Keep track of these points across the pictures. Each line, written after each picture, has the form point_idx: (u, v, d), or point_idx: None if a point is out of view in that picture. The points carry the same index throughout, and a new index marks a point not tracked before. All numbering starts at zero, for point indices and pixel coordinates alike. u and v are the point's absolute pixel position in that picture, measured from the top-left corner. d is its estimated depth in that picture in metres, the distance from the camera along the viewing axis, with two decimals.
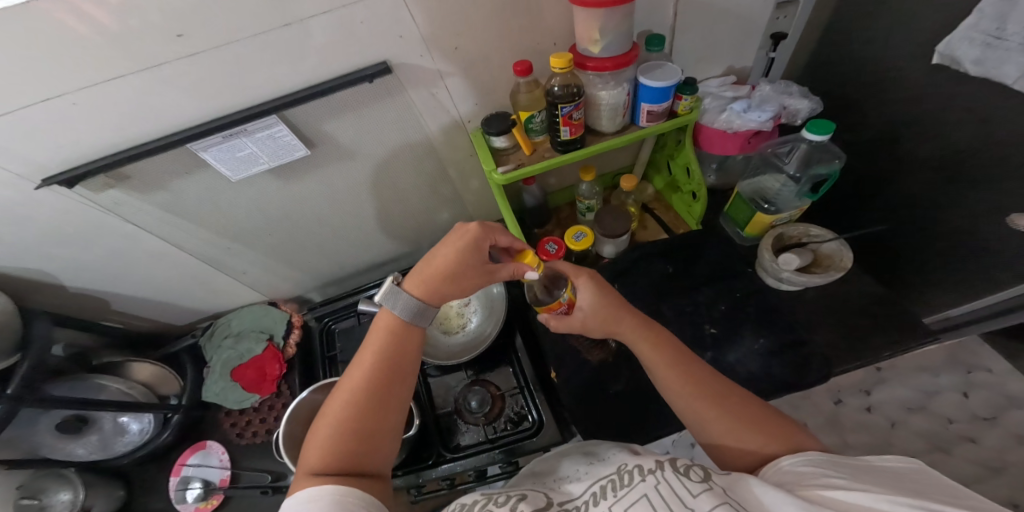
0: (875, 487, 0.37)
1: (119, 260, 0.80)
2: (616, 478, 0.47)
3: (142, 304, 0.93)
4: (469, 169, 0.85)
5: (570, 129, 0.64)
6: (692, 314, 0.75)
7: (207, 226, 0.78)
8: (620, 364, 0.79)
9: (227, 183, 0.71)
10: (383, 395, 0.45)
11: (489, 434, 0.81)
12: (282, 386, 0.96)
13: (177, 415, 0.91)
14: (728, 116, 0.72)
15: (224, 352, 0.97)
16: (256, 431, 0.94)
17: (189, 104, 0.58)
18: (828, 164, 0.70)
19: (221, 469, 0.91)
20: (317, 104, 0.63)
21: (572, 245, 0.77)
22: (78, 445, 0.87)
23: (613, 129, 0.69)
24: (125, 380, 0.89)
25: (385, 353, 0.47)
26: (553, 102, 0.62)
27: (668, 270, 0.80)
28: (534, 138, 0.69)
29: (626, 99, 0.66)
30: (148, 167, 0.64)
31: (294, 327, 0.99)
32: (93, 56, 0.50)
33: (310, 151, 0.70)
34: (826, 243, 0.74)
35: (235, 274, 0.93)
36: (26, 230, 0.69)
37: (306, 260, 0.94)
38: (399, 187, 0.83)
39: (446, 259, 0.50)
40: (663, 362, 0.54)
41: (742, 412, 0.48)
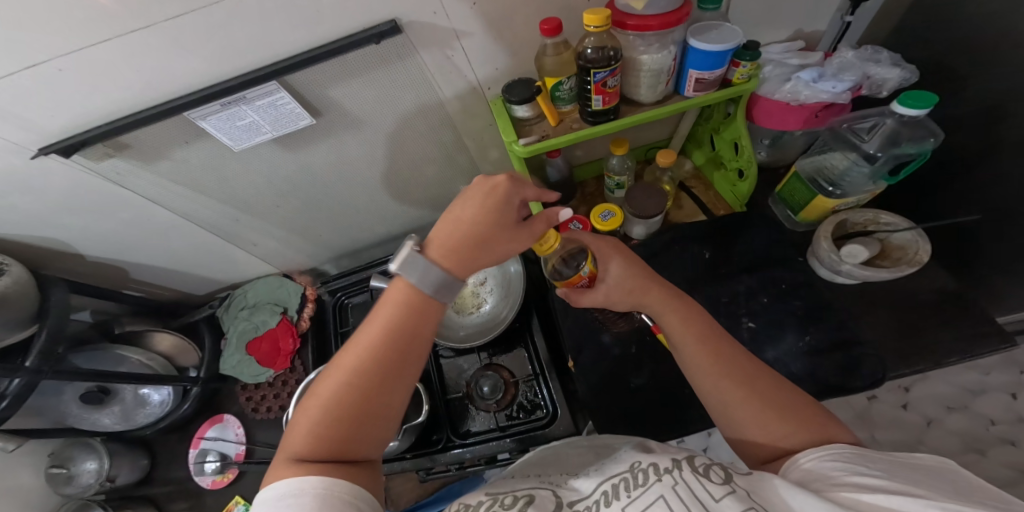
0: (923, 491, 0.30)
1: (129, 232, 0.79)
2: (628, 477, 0.40)
3: (157, 275, 0.92)
4: (489, 140, 0.78)
5: (604, 98, 0.56)
6: (728, 306, 0.69)
7: (213, 197, 0.75)
8: (645, 355, 0.73)
9: (231, 154, 0.66)
10: (381, 379, 0.39)
11: (501, 422, 0.78)
12: (295, 362, 0.95)
13: (195, 388, 0.92)
14: (794, 86, 0.63)
15: (240, 324, 0.96)
16: (270, 407, 0.96)
17: (185, 68, 0.53)
18: (920, 143, 0.58)
19: (237, 444, 0.93)
20: (322, 68, 0.57)
21: (599, 226, 0.70)
22: (103, 415, 0.90)
23: (652, 100, 0.62)
24: (145, 352, 0.90)
25: (396, 331, 0.40)
26: (585, 67, 0.54)
27: (704, 257, 0.73)
28: (561, 108, 0.62)
29: (672, 64, 0.58)
30: (148, 137, 0.60)
31: (307, 300, 0.97)
32: (80, 20, 0.45)
33: (315, 121, 0.64)
34: (897, 233, 0.64)
35: (247, 246, 0.91)
36: (32, 199, 0.67)
37: (319, 232, 0.91)
38: (413, 158, 0.77)
39: (468, 218, 0.42)
40: (692, 339, 0.47)
41: (774, 395, 0.41)
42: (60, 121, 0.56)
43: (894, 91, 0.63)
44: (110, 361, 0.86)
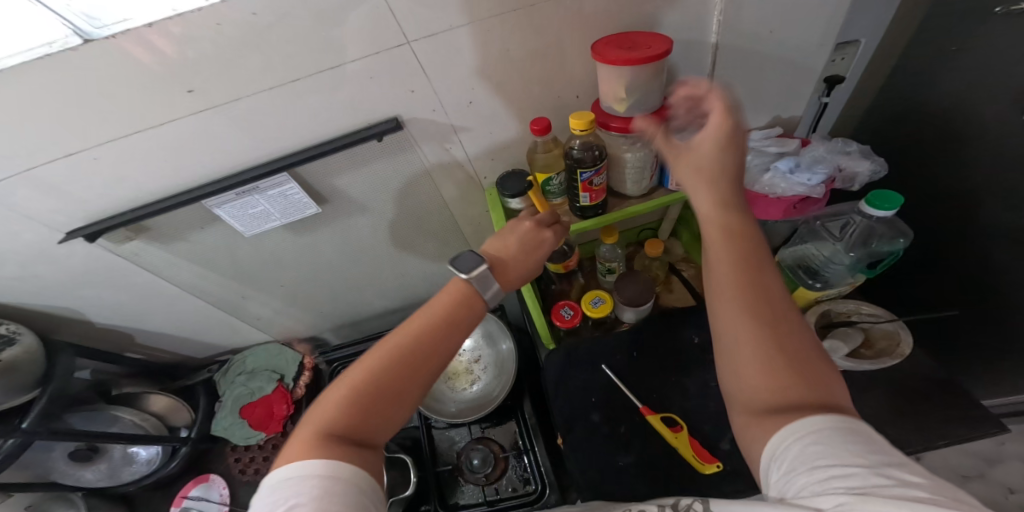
0: (914, 487, 0.24)
1: (134, 300, 0.81)
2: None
3: (161, 339, 0.94)
4: (485, 225, 0.81)
5: (590, 195, 0.59)
6: (716, 390, 0.71)
7: (221, 272, 0.77)
8: (636, 436, 0.72)
9: (241, 237, 0.70)
10: (423, 362, 0.39)
11: (488, 495, 0.78)
12: (288, 426, 0.95)
13: (185, 447, 0.91)
14: (772, 178, 0.63)
15: (238, 389, 0.97)
16: (258, 469, 0.95)
17: (203, 160, 0.57)
18: (891, 243, 0.63)
19: (220, 505, 0.90)
20: (328, 159, 0.61)
21: (589, 312, 0.74)
22: (87, 470, 0.90)
23: (638, 192, 0.64)
24: (139, 411, 0.90)
25: (439, 318, 0.41)
26: (572, 167, 0.58)
27: (694, 340, 0.76)
28: (551, 200, 0.65)
29: (653, 161, 0.60)
30: (164, 221, 0.64)
31: (305, 368, 0.98)
32: (138, 108, 0.50)
33: (321, 209, 0.69)
34: (879, 325, 0.68)
35: (250, 319, 0.94)
36: (52, 270, 0.70)
37: (320, 304, 0.93)
38: (413, 239, 0.81)
39: (519, 246, 0.49)
40: (722, 240, 0.40)
41: (798, 344, 0.35)
42: (86, 204, 0.60)
43: (866, 184, 0.65)
44: (103, 420, 0.86)
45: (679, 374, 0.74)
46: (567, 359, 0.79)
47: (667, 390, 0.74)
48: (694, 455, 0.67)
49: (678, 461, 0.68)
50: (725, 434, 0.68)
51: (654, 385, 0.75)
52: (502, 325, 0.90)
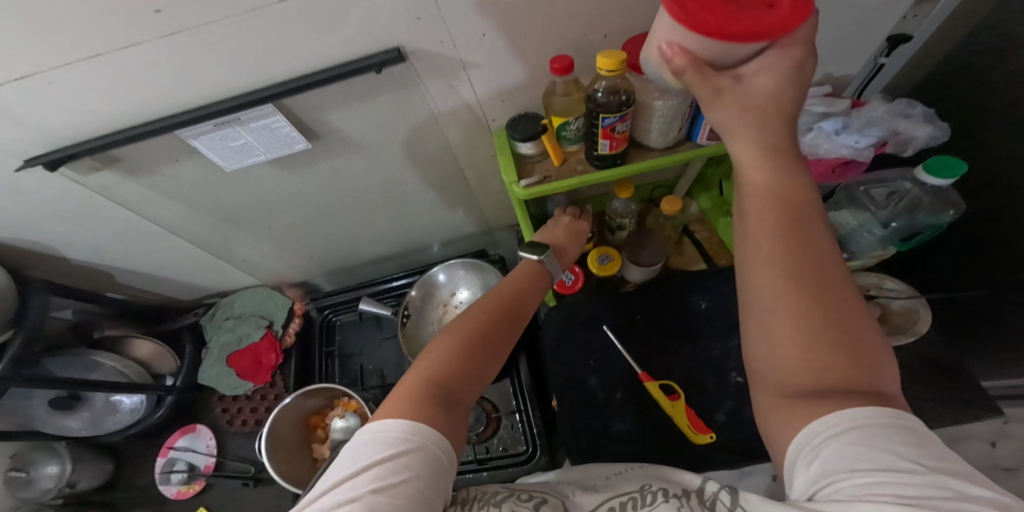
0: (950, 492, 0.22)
1: (114, 238, 0.75)
2: (637, 497, 0.39)
3: (143, 279, 0.89)
4: (490, 172, 0.76)
5: (611, 142, 0.54)
6: (719, 359, 0.70)
7: (203, 211, 0.72)
8: (629, 402, 0.71)
9: (221, 172, 0.64)
10: (502, 333, 0.42)
11: (478, 454, 0.78)
12: (277, 377, 0.91)
13: (171, 397, 0.88)
14: (814, 138, 0.55)
15: (224, 335, 0.94)
16: (246, 420, 0.91)
17: (179, 88, 0.51)
18: (937, 215, 0.55)
19: (207, 456, 0.90)
20: (320, 92, 0.55)
21: (595, 269, 0.71)
22: (72, 419, 0.88)
23: (662, 145, 0.58)
24: (122, 358, 0.85)
25: (520, 296, 0.47)
26: (595, 111, 0.52)
27: (700, 307, 0.73)
28: (567, 147, 0.60)
29: (686, 111, 0.53)
30: (139, 152, 0.58)
31: (294, 315, 0.95)
32: (99, 29, 0.43)
33: (311, 145, 0.63)
34: (899, 301, 0.63)
35: (235, 261, 0.89)
36: (20, 203, 0.64)
37: (311, 249, 0.89)
38: (412, 184, 0.76)
39: (565, 232, 0.61)
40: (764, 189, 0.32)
41: (851, 327, 0.29)
42: (48, 129, 0.53)
43: (922, 151, 0.53)
44: (84, 365, 0.82)
45: (681, 341, 0.72)
46: (566, 316, 0.78)
47: (668, 357, 0.72)
48: (691, 425, 0.66)
49: (671, 430, 0.67)
50: (721, 406, 0.67)
51: (656, 350, 0.73)
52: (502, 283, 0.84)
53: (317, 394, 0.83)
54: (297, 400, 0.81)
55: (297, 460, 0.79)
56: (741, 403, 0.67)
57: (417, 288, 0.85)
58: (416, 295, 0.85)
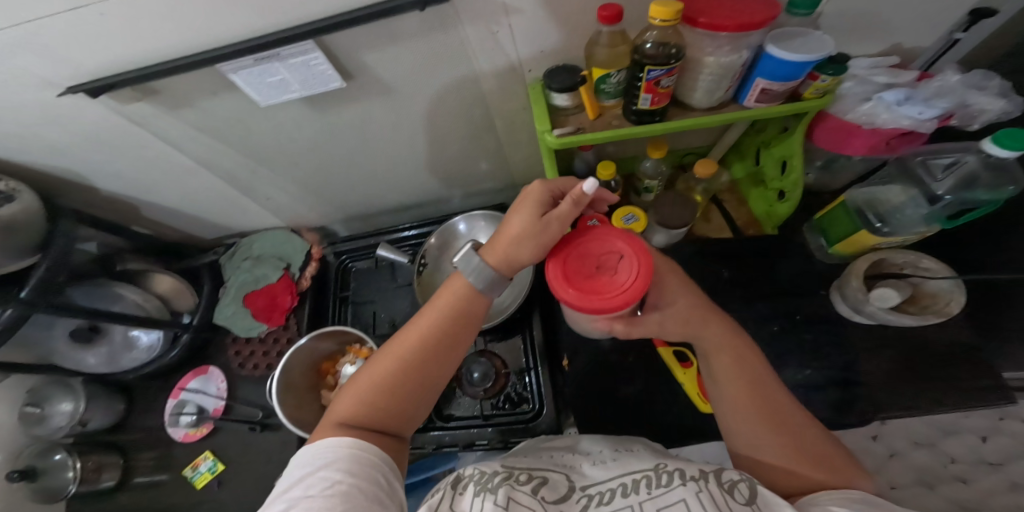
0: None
1: (141, 169, 0.75)
2: (652, 476, 0.44)
3: (168, 213, 0.89)
4: (521, 123, 0.73)
5: (653, 97, 0.51)
6: (740, 331, 0.67)
7: (239, 150, 0.72)
8: (641, 364, 0.73)
9: (256, 107, 0.63)
10: (418, 374, 0.43)
11: (484, 410, 0.79)
12: (291, 320, 0.92)
13: (186, 335, 0.89)
14: (873, 108, 0.52)
15: (241, 275, 0.94)
16: (257, 364, 0.94)
17: (218, 20, 0.48)
18: (995, 190, 0.50)
19: (217, 400, 0.92)
20: (360, 31, 0.53)
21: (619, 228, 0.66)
22: (89, 354, 0.88)
23: (704, 105, 0.54)
24: (143, 292, 0.86)
25: (445, 325, 0.44)
26: (640, 62, 0.49)
27: (722, 275, 0.70)
28: (603, 101, 0.59)
29: (740, 70, 0.49)
30: (178, 84, 0.57)
31: (312, 259, 0.94)
32: None
33: (346, 84, 0.61)
34: (934, 281, 0.59)
35: (260, 200, 0.88)
36: (61, 132, 0.64)
37: (334, 193, 0.88)
38: (441, 134, 0.75)
39: (539, 251, 0.43)
40: (735, 379, 0.44)
41: (814, 443, 0.41)
42: (82, 56, 0.52)
43: (988, 125, 0.53)
44: (105, 296, 0.82)
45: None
46: None
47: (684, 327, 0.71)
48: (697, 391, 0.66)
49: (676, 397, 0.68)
50: None
51: None
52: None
53: (330, 337, 0.83)
54: (311, 343, 0.81)
55: (304, 399, 0.82)
56: None
57: (437, 235, 0.85)
58: (435, 241, 0.85)
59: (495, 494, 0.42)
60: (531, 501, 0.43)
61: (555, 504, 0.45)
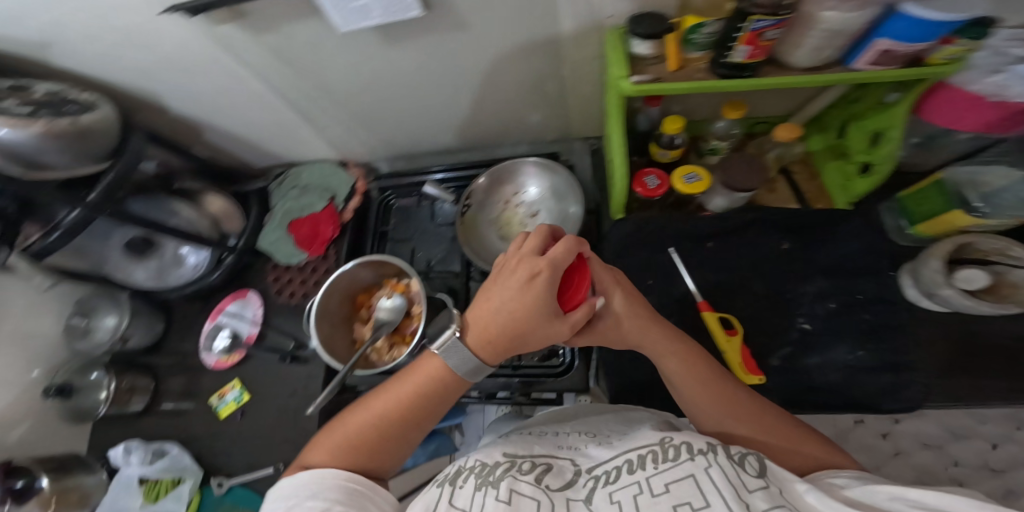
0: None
1: (215, 92, 0.82)
2: (658, 450, 0.45)
3: (230, 140, 0.96)
4: (586, 76, 0.73)
5: (752, 50, 0.47)
6: (789, 303, 0.68)
7: (308, 82, 0.77)
8: (683, 326, 0.72)
9: (332, 35, 0.64)
10: (395, 432, 0.47)
11: (514, 361, 0.82)
12: (330, 251, 0.98)
13: (230, 257, 0.92)
14: (1005, 80, 0.45)
15: (289, 202, 1.01)
16: (293, 292, 0.99)
17: None
18: None
19: (250, 327, 0.99)
20: None
21: (680, 186, 0.67)
22: (140, 267, 0.91)
23: (802, 66, 0.51)
24: (198, 210, 0.89)
25: (424, 393, 0.48)
26: (744, 11, 0.44)
27: (783, 247, 0.70)
28: (688, 53, 0.54)
29: (861, 26, 0.44)
30: (266, 10, 0.60)
31: (355, 193, 1.00)
32: None
33: (424, 14, 0.59)
34: (1020, 271, 0.58)
35: (316, 129, 0.95)
36: (147, 54, 0.72)
37: (386, 129, 0.94)
38: (503, 79, 0.75)
39: (531, 334, 0.44)
40: (693, 381, 0.50)
41: (781, 425, 0.47)
42: None
43: None
44: (166, 210, 0.87)
45: (751, 275, 0.71)
46: (636, 228, 0.78)
47: (727, 293, 0.72)
48: (741, 364, 0.65)
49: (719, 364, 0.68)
50: (777, 351, 0.67)
51: (720, 281, 0.72)
52: (570, 185, 0.85)
53: (371, 266, 0.90)
54: (355, 269, 0.89)
55: (337, 329, 0.89)
56: (800, 351, 0.66)
57: (486, 176, 0.90)
58: (483, 183, 0.90)
59: (497, 488, 0.42)
60: (534, 490, 0.44)
61: (560, 491, 0.45)
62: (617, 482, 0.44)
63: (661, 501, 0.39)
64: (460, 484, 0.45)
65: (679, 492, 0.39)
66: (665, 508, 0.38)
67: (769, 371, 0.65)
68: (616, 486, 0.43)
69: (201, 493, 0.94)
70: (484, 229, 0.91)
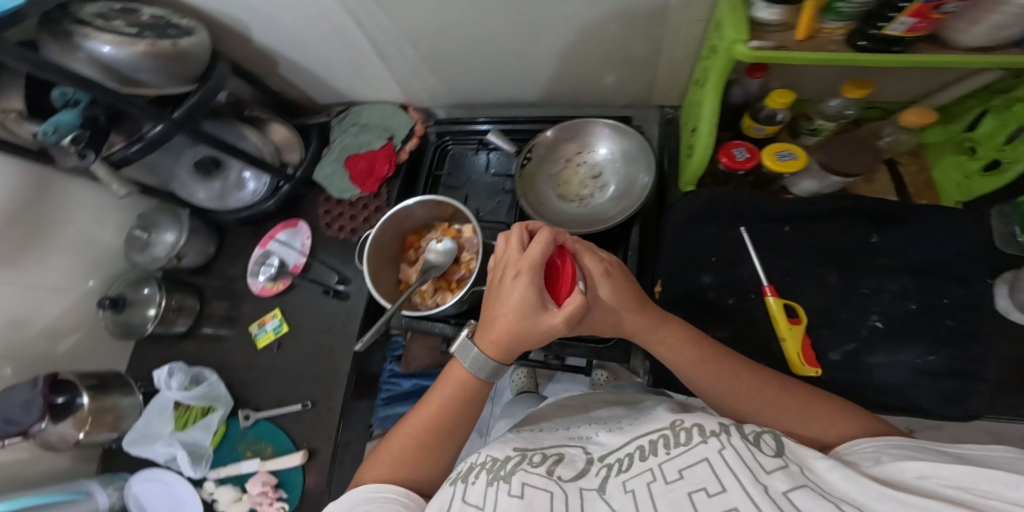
0: (968, 493, 0.33)
1: (296, 15, 0.86)
2: (669, 435, 0.47)
3: (301, 69, 1.03)
4: (684, 38, 0.74)
5: (918, 22, 0.43)
6: (864, 299, 0.66)
7: (390, 18, 0.83)
8: (742, 308, 0.71)
9: None
10: (439, 440, 0.52)
11: None
12: (382, 189, 1.05)
13: (287, 186, 1.03)
14: None
15: (347, 138, 1.08)
16: (342, 227, 1.06)
17: None
18: None
19: (298, 256, 1.05)
20: None
21: (771, 163, 0.64)
22: (201, 189, 1.00)
23: (970, 46, 0.46)
24: (261, 137, 0.97)
25: (453, 402, 0.55)
26: None
27: (871, 240, 0.68)
28: (825, 21, 0.48)
29: None
30: None
31: (414, 136, 1.07)
32: None
33: None
34: None
35: (388, 68, 1.00)
36: None
37: (454, 76, 1.00)
38: (576, 38, 0.80)
39: (530, 334, 0.50)
40: (692, 365, 0.56)
41: (791, 396, 0.51)
42: None
43: None
44: (234, 134, 0.94)
45: (828, 264, 0.69)
46: (706, 202, 0.76)
47: (789, 284, 0.70)
48: (798, 353, 0.65)
49: (778, 351, 0.68)
50: (839, 346, 0.66)
51: (792, 265, 0.70)
52: (643, 150, 0.85)
53: (426, 204, 0.92)
54: (415, 208, 0.93)
55: (386, 265, 0.94)
56: (865, 349, 0.65)
57: (555, 129, 0.91)
58: (550, 136, 0.92)
59: (508, 482, 0.44)
60: (546, 481, 0.45)
61: (572, 481, 0.47)
62: (632, 470, 0.46)
63: (675, 487, 0.40)
64: (471, 480, 0.46)
65: (693, 477, 0.40)
66: (679, 493, 0.39)
67: (827, 363, 0.65)
68: (630, 474, 0.45)
69: (226, 424, 1.01)
70: (544, 186, 0.93)
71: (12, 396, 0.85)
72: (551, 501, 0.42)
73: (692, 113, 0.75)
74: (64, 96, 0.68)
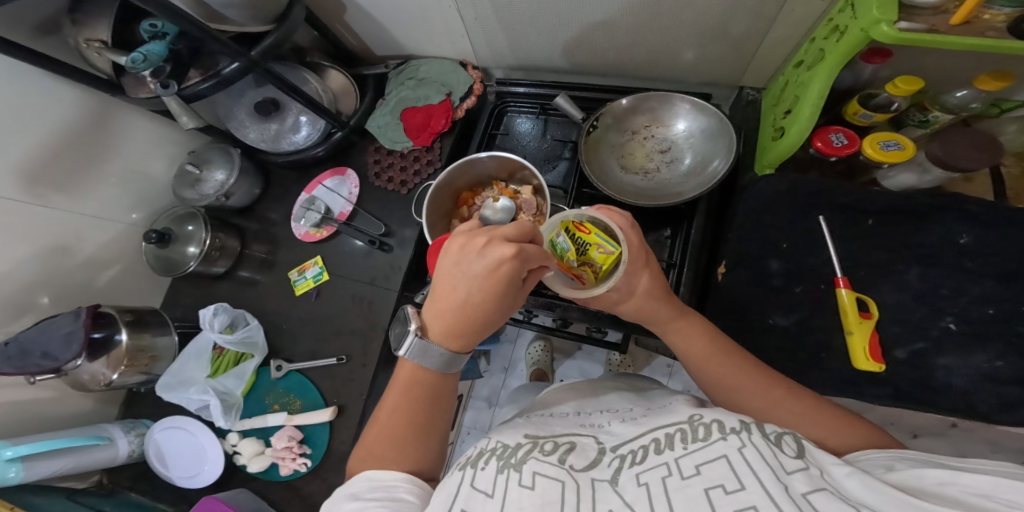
0: (991, 501, 0.31)
1: None
2: (687, 429, 0.42)
3: (364, 13, 0.99)
4: (782, 17, 0.72)
5: None
6: (940, 300, 0.66)
7: None
8: (808, 298, 0.71)
9: None
10: (403, 436, 0.47)
11: None
12: (435, 144, 1.02)
13: (338, 133, 1.01)
14: None
15: (405, 91, 1.05)
16: (390, 180, 1.03)
17: None
18: None
19: (343, 204, 1.03)
20: None
21: (875, 153, 0.64)
22: (254, 130, 1.00)
23: None
24: (321, 83, 1.01)
25: (408, 400, 0.50)
26: None
27: (959, 242, 0.66)
28: (990, 6, 0.48)
29: None
30: None
31: (472, 94, 1.03)
32: None
33: None
34: None
35: (454, 20, 0.95)
36: None
37: (523, 38, 0.96)
38: (662, 9, 0.78)
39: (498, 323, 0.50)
40: (706, 353, 0.55)
41: (804, 401, 0.48)
42: None
43: None
44: (297, 78, 0.99)
45: (908, 259, 0.68)
46: (785, 186, 0.75)
47: (863, 279, 0.69)
48: (865, 351, 0.65)
49: (841, 344, 0.68)
50: (907, 344, 0.66)
51: (871, 260, 0.69)
52: (723, 129, 0.83)
53: (494, 159, 0.89)
54: (483, 160, 0.89)
55: (439, 219, 0.92)
56: (932, 349, 0.65)
57: (631, 99, 0.88)
58: (625, 105, 0.89)
59: (519, 471, 0.40)
60: (558, 470, 0.40)
61: (584, 471, 0.41)
62: (644, 462, 0.40)
63: (692, 484, 0.35)
64: (481, 466, 0.42)
65: (711, 473, 0.35)
66: (695, 490, 0.35)
67: (892, 361, 0.65)
68: (643, 465, 0.39)
69: (257, 373, 1.00)
70: (609, 155, 0.91)
71: (58, 327, 0.82)
72: (564, 491, 0.38)
73: (791, 92, 0.72)
74: (152, 28, 0.72)
